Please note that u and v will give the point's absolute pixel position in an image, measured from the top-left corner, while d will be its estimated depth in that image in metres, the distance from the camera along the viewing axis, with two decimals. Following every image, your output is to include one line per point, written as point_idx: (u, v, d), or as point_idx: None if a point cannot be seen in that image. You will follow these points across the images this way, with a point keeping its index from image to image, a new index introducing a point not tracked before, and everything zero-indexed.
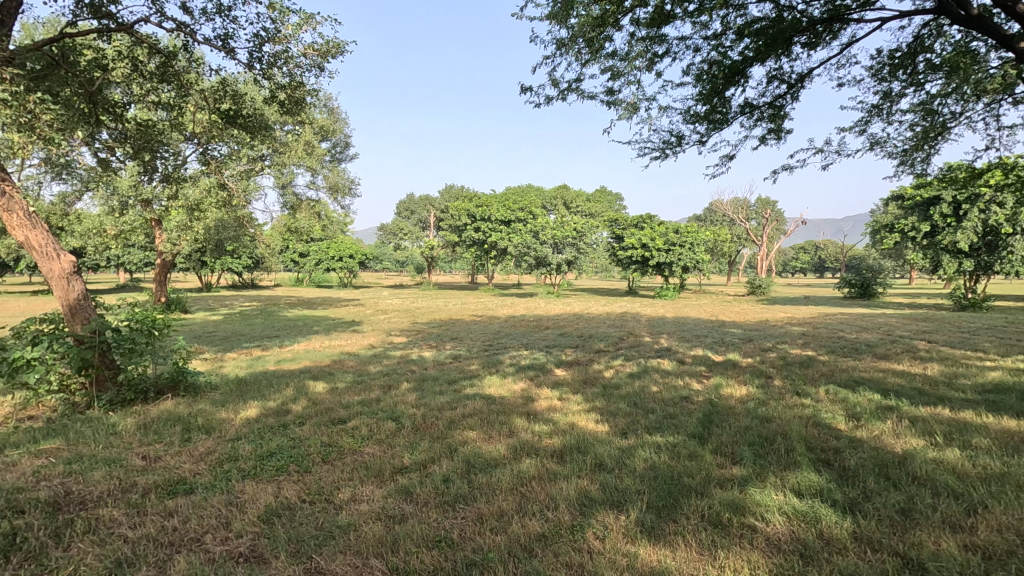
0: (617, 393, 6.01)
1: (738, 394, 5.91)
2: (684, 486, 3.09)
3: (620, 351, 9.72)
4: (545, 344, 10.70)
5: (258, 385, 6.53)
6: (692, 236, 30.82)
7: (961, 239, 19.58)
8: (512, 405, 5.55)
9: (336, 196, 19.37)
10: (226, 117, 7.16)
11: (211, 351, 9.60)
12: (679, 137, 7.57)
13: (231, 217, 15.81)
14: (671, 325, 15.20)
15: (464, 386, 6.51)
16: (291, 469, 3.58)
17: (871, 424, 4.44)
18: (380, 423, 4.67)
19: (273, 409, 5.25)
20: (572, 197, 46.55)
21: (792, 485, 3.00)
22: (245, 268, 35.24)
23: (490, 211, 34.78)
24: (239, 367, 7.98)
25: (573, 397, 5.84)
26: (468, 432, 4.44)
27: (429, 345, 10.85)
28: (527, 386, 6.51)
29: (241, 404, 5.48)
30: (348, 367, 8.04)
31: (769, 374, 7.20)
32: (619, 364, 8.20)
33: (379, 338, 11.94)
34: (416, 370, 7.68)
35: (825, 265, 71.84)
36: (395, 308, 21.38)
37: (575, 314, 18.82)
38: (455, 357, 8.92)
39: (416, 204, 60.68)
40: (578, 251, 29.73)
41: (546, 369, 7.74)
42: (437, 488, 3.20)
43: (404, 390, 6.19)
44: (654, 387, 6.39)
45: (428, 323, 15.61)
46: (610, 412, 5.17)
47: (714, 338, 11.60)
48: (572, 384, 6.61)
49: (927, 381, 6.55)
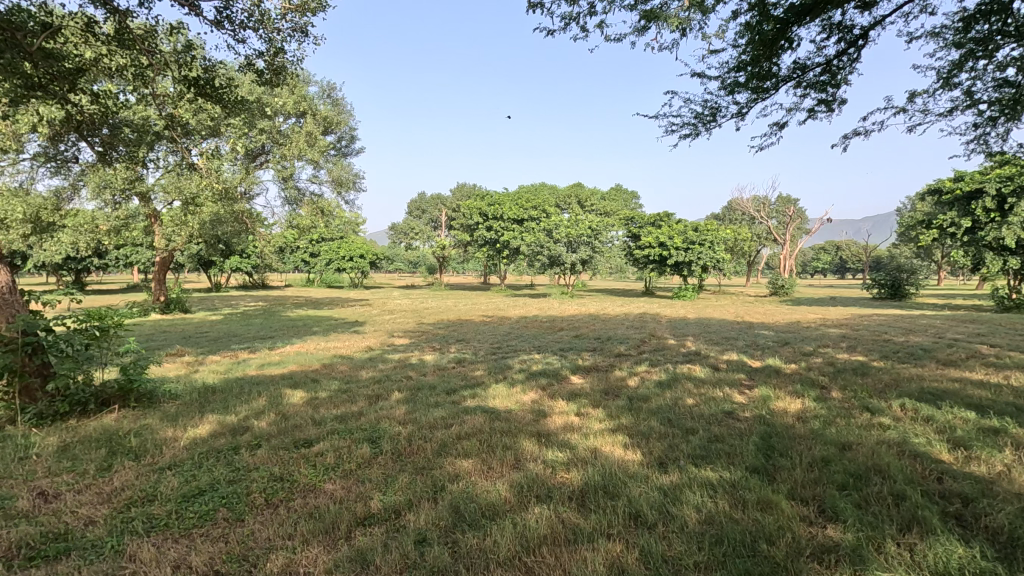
0: (647, 408, 4.99)
1: (795, 410, 4.86)
2: (764, 562, 2.10)
3: (643, 355, 8.72)
4: (559, 346, 9.70)
5: (227, 394, 5.64)
6: (712, 234, 29.44)
7: (1007, 236, 18.14)
8: (521, 421, 4.58)
9: (341, 191, 18.50)
10: (192, 87, 6.44)
11: (193, 353, 8.77)
12: (714, 110, 6.62)
13: (227, 211, 15.03)
14: (696, 326, 14.09)
15: (464, 396, 5.55)
16: (219, 516, 2.67)
17: (988, 455, 3.39)
18: (352, 446, 3.73)
19: (232, 426, 4.34)
20: (587, 196, 45.33)
21: (930, 567, 2.00)
22: (254, 268, 34.70)
23: (502, 209, 33.95)
24: (217, 372, 7.12)
25: (595, 412, 4.84)
26: (461, 460, 3.50)
27: (432, 347, 9.90)
28: (539, 398, 5.54)
29: (196, 418, 4.58)
30: (338, 373, 7.13)
31: (821, 383, 6.15)
32: (644, 370, 7.20)
33: (380, 340, 11.07)
34: (412, 377, 6.76)
35: (847, 267, 69.71)
36: (402, 309, 20.57)
37: (592, 315, 17.73)
38: (458, 362, 7.98)
39: (427, 203, 59.71)
40: (593, 250, 28.66)
41: (560, 377, 6.77)
42: (407, 556, 2.24)
43: (394, 402, 5.26)
44: (690, 400, 5.37)
45: (435, 324, 14.72)
46: (641, 432, 4.18)
47: (746, 341, 10.55)
48: (592, 394, 5.61)
49: (1018, 394, 5.44)
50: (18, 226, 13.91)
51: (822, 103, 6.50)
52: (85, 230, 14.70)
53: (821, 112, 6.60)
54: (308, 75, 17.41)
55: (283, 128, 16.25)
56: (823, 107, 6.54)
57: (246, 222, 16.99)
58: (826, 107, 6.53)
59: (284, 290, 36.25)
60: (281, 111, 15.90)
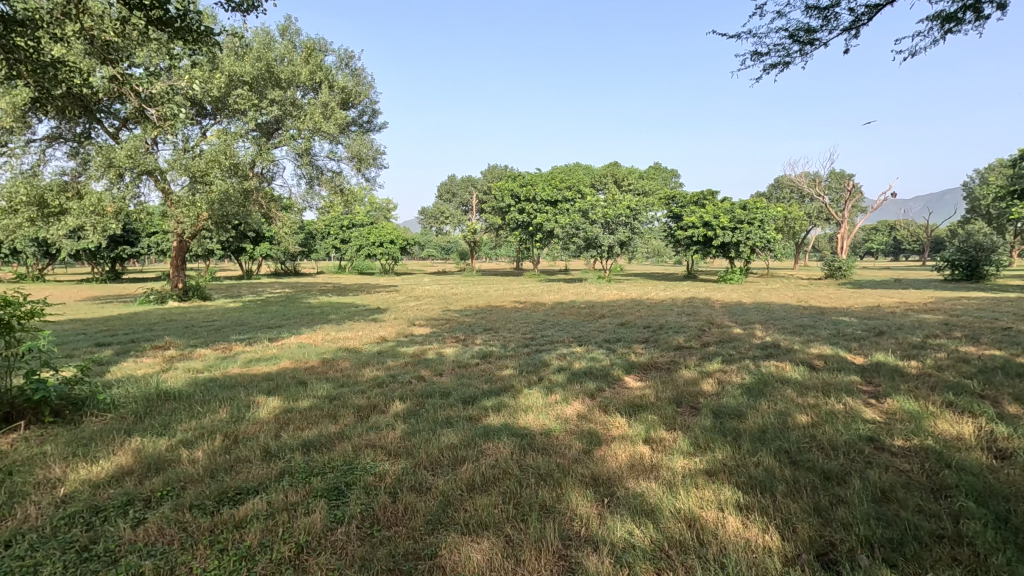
0: (748, 432, 3.45)
1: (979, 439, 3.24)
2: None
3: (710, 348, 7.12)
4: (604, 337, 8.15)
5: (181, 402, 4.37)
6: (763, 211, 26.99)
7: None
8: (565, 454, 3.11)
9: (361, 168, 17.18)
10: (138, 11, 5.01)
11: (179, 346, 7.61)
12: (820, 21, 4.96)
13: (239, 189, 13.92)
14: (757, 312, 12.28)
15: (487, 408, 4.12)
16: None
17: None
18: (298, 508, 2.34)
19: (146, 458, 3.00)
20: (624, 174, 43.06)
21: None
22: (283, 256, 34.01)
23: (534, 190, 32.19)
24: (192, 371, 5.89)
25: (672, 439, 3.34)
26: (476, 545, 2.07)
27: (454, 338, 8.51)
28: (589, 411, 4.06)
29: (113, 445, 3.28)
30: (334, 372, 5.78)
31: (977, 390, 4.46)
32: (719, 369, 5.64)
33: (397, 329, 9.76)
34: (423, 379, 5.35)
35: (902, 247, 65.10)
36: (428, 295, 19.28)
37: (635, 300, 16.01)
38: (483, 357, 6.56)
39: (457, 184, 58.03)
40: (632, 232, 26.76)
41: (610, 376, 5.30)
42: None
43: (390, 419, 3.86)
44: (804, 417, 3.78)
45: (463, 310, 13.36)
46: (757, 479, 2.66)
47: (829, 329, 8.78)
48: (660, 408, 4.10)
49: None
50: (24, 208, 13.13)
51: (971, 8, 4.80)
52: (93, 212, 13.59)
53: (969, 23, 4.90)
54: (323, 43, 16.06)
55: (298, 99, 15.08)
56: (971, 14, 4.85)
57: (260, 203, 16.07)
58: (978, 13, 4.83)
59: (314, 277, 35.57)
60: (294, 82, 14.69)
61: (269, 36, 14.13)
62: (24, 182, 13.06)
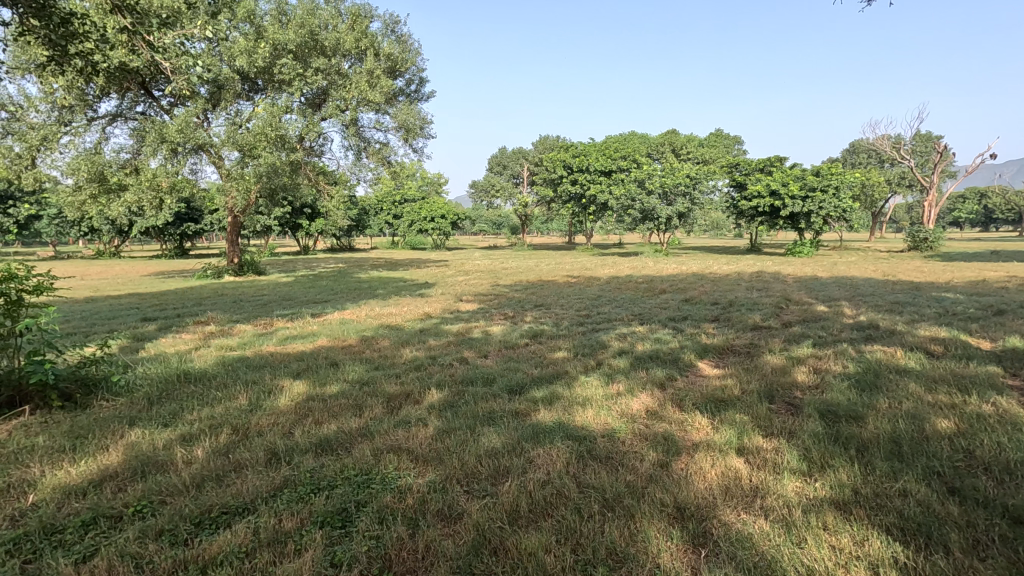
0: (876, 444, 2.64)
1: None
2: None
3: (795, 329, 6.16)
4: (668, 316, 7.31)
5: (200, 385, 3.98)
6: (839, 177, 24.67)
7: None
8: (636, 467, 2.43)
9: (408, 139, 16.69)
10: None
11: (220, 322, 7.37)
12: None
13: (286, 162, 13.61)
14: (840, 288, 10.97)
15: (537, 401, 3.47)
16: None
17: None
18: (289, 544, 1.79)
19: (137, 459, 2.55)
20: (682, 142, 40.81)
21: None
22: (337, 232, 34.38)
23: (588, 160, 30.89)
24: (225, 348, 5.57)
25: (776, 451, 2.59)
26: None
27: (503, 315, 7.90)
28: (661, 408, 3.32)
29: (108, 438, 2.86)
30: (370, 352, 5.30)
31: None
32: (811, 355, 4.75)
33: (443, 305, 9.24)
34: (466, 362, 4.76)
35: (995, 215, 59.07)
36: (478, 269, 18.76)
37: (698, 274, 14.80)
38: (533, 337, 5.92)
39: (508, 157, 56.92)
40: (691, 203, 25.20)
41: (681, 363, 4.53)
42: None
43: (423, 411, 3.29)
44: (945, 424, 2.92)
45: (513, 285, 12.72)
46: (915, 521, 1.90)
47: (934, 308, 7.56)
48: (751, 404, 3.32)
49: None
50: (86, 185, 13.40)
51: None
52: (149, 187, 13.62)
53: None
54: (367, 9, 15.49)
55: (344, 69, 14.68)
56: None
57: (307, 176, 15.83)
58: None
59: (368, 252, 35.83)
60: (339, 50, 14.26)
61: (313, 2, 13.69)
62: (86, 159, 13.30)
